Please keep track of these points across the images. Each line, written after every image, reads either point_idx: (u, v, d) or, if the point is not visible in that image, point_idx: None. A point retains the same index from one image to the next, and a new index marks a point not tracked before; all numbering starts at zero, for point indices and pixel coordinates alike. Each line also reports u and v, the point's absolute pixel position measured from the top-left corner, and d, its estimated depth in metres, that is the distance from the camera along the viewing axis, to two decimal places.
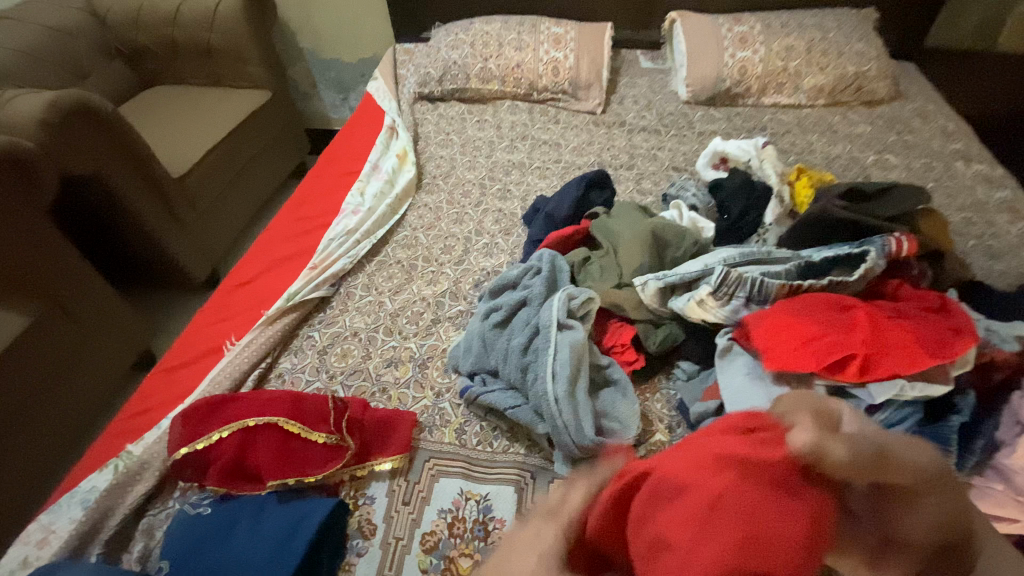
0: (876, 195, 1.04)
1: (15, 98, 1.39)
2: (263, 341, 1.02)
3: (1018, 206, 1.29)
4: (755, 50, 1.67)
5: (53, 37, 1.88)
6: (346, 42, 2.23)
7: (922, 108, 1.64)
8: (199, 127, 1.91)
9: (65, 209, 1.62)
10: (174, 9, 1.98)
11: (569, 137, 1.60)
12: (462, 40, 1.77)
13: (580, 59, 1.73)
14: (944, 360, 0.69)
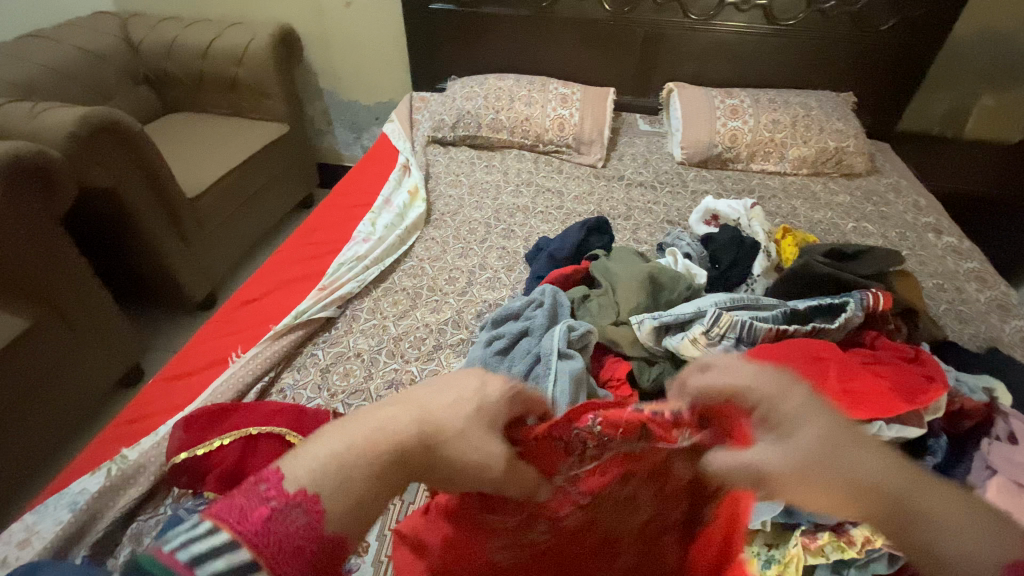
0: (856, 254, 1.12)
1: (49, 113, 1.46)
2: (267, 356, 1.04)
3: (985, 276, 1.39)
4: (744, 121, 1.82)
5: (87, 60, 1.99)
6: (365, 85, 2.37)
7: (897, 183, 1.78)
8: (218, 152, 1.99)
9: (75, 219, 1.65)
10: (206, 43, 2.10)
11: (571, 186, 1.70)
12: (476, 92, 1.91)
13: (584, 118, 1.87)
14: (932, 394, 0.73)
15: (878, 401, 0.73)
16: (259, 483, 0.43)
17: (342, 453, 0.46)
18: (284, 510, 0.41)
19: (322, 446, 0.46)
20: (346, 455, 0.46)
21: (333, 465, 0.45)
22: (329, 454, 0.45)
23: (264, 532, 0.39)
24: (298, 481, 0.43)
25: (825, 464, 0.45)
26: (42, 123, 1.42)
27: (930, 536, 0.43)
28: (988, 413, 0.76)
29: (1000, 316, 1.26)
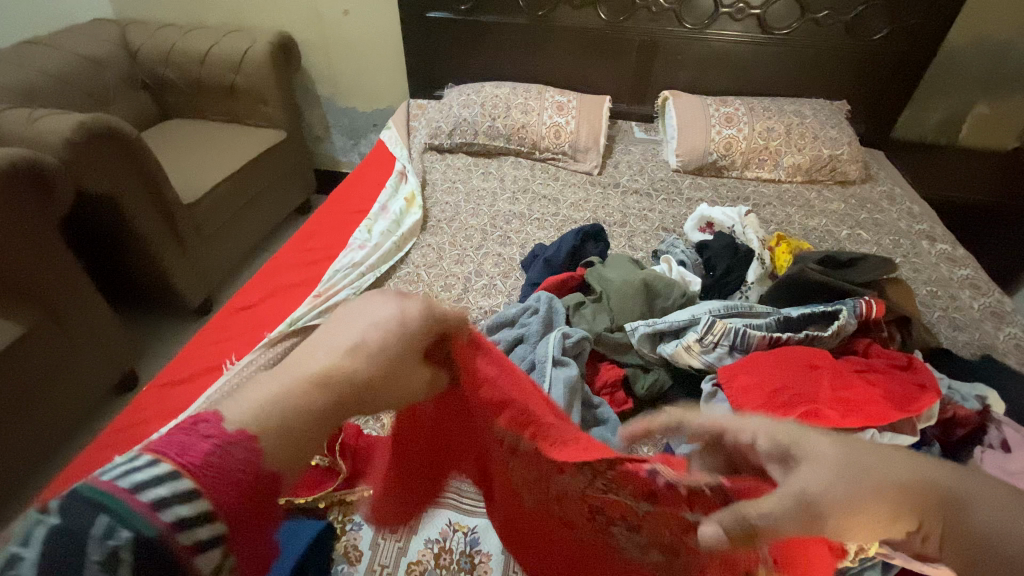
0: (849, 262, 1.13)
1: (47, 119, 1.46)
2: (262, 363, 1.04)
3: (978, 283, 1.40)
4: (739, 129, 1.84)
5: (84, 65, 1.99)
6: (363, 92, 2.38)
7: (891, 191, 1.80)
8: (215, 159, 2.00)
9: (76, 227, 1.66)
10: (204, 50, 2.11)
11: (567, 193, 1.70)
12: (473, 100, 1.92)
13: (580, 125, 1.88)
14: (924, 402, 0.74)
15: (871, 408, 0.74)
16: (197, 426, 0.38)
17: (262, 408, 0.40)
18: (229, 450, 0.37)
19: (239, 394, 0.41)
20: (275, 412, 0.40)
21: (262, 412, 0.40)
22: (253, 404, 0.40)
23: (222, 482, 0.36)
24: (233, 419, 0.39)
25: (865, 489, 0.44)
26: (39, 130, 1.42)
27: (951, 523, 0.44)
28: (980, 421, 0.77)
29: (993, 323, 1.26)
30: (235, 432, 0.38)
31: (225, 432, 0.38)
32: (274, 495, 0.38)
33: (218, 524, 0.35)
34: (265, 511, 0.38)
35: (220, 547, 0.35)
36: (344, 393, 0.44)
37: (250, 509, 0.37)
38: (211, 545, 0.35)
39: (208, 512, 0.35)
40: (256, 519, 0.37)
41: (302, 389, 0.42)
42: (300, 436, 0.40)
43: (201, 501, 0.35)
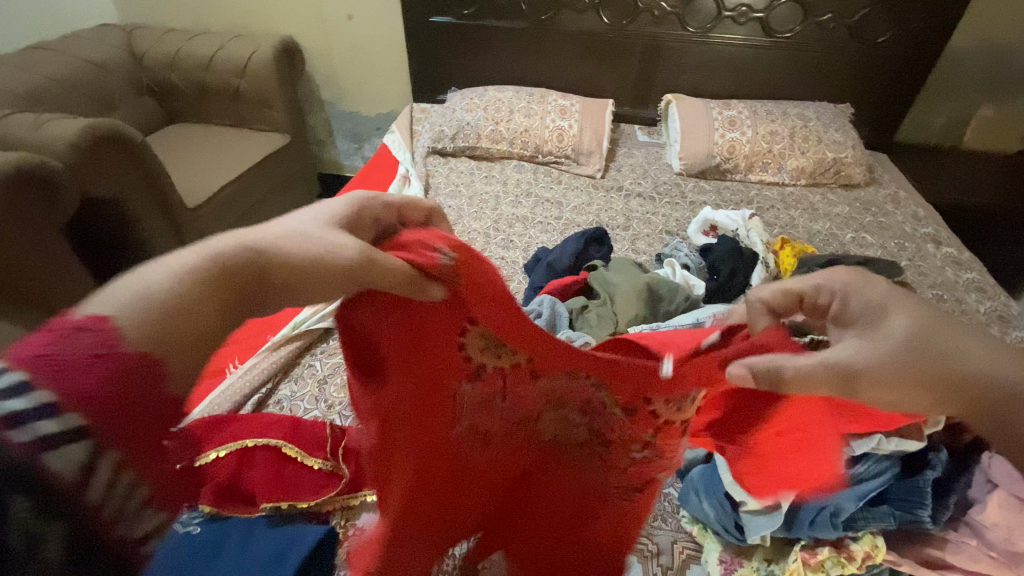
0: (854, 266, 1.12)
1: (52, 123, 1.48)
2: (266, 367, 1.04)
3: (984, 287, 1.39)
4: (742, 132, 1.83)
5: (90, 70, 2.01)
6: (366, 96, 2.39)
7: (895, 194, 1.79)
8: (219, 163, 2.01)
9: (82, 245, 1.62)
10: (209, 55, 2.12)
11: (570, 197, 1.70)
12: (476, 104, 1.92)
13: (583, 129, 1.88)
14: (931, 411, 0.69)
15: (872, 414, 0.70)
16: (40, 329, 0.29)
17: (141, 297, 0.33)
18: (78, 333, 0.30)
19: (133, 280, 0.34)
20: (172, 288, 0.35)
21: (134, 305, 0.32)
22: (139, 289, 0.34)
23: (76, 370, 0.28)
24: (92, 308, 0.31)
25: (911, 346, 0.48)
26: (44, 133, 1.44)
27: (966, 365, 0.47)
28: None
29: (999, 327, 1.25)
30: (94, 319, 0.30)
31: (69, 325, 0.30)
32: (146, 388, 0.30)
33: (69, 417, 0.28)
34: (145, 403, 0.30)
35: (80, 442, 0.28)
36: (231, 262, 0.39)
37: (109, 390, 0.29)
38: (63, 443, 0.28)
39: (49, 405, 0.27)
40: (127, 407, 0.29)
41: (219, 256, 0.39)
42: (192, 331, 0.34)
43: (37, 396, 0.27)
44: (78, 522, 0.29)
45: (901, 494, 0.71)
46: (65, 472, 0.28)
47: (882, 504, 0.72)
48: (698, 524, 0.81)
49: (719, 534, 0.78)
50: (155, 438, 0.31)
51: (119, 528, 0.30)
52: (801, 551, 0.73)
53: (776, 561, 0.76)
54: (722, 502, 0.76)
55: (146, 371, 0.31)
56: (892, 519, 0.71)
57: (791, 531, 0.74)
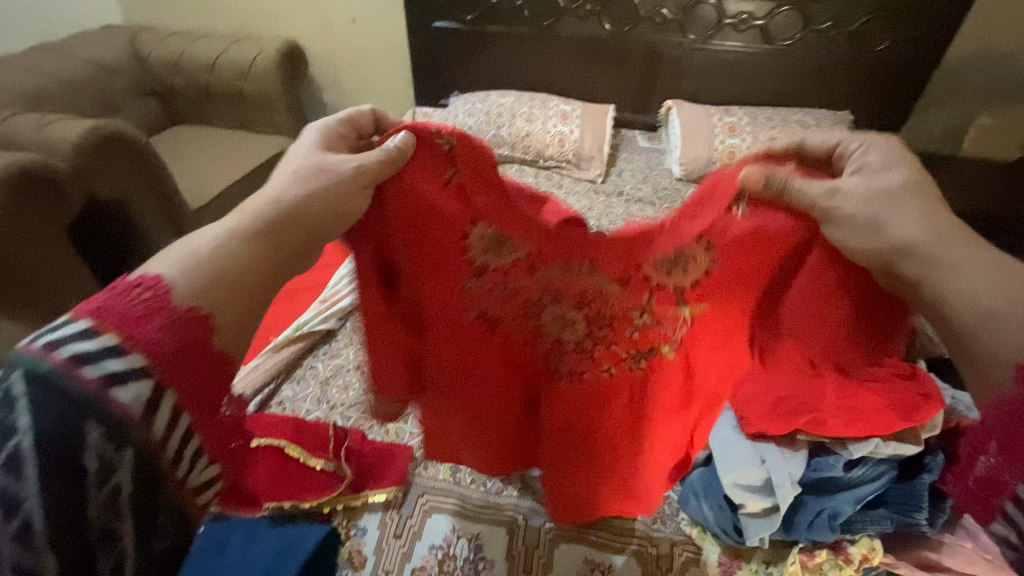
0: None
1: (57, 124, 1.49)
2: (269, 367, 1.07)
3: None
4: (742, 138, 1.85)
5: (95, 72, 2.03)
6: (368, 99, 2.40)
7: None
8: (222, 165, 2.02)
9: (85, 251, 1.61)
10: (213, 58, 2.14)
11: (571, 201, 1.72)
12: (478, 108, 1.94)
13: (584, 134, 1.90)
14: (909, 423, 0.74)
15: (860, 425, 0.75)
16: (112, 290, 0.45)
17: (186, 255, 0.51)
18: (137, 292, 0.45)
19: (184, 243, 0.53)
20: (209, 245, 0.53)
21: (183, 264, 0.49)
22: (188, 248, 0.52)
23: (135, 321, 0.44)
24: (144, 272, 0.47)
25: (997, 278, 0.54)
26: (50, 135, 1.46)
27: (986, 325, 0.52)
28: None
29: None
30: (152, 277, 0.47)
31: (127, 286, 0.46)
32: (191, 330, 0.46)
33: (132, 356, 0.42)
34: (192, 345, 0.45)
35: (140, 378, 0.41)
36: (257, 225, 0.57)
37: (165, 341, 0.44)
38: (125, 380, 0.41)
39: (115, 347, 0.41)
40: (179, 351, 0.44)
41: (234, 224, 0.56)
42: (236, 289, 0.51)
43: (104, 338, 0.41)
44: (140, 438, 0.41)
45: (898, 498, 0.74)
46: (130, 404, 0.41)
47: (880, 507, 0.75)
48: (697, 527, 0.83)
49: (718, 536, 0.80)
50: (209, 390, 0.47)
51: (169, 449, 0.44)
52: (799, 554, 0.74)
53: (774, 563, 0.78)
54: (723, 506, 0.79)
55: (193, 323, 0.46)
56: (889, 522, 0.73)
57: (790, 533, 0.76)
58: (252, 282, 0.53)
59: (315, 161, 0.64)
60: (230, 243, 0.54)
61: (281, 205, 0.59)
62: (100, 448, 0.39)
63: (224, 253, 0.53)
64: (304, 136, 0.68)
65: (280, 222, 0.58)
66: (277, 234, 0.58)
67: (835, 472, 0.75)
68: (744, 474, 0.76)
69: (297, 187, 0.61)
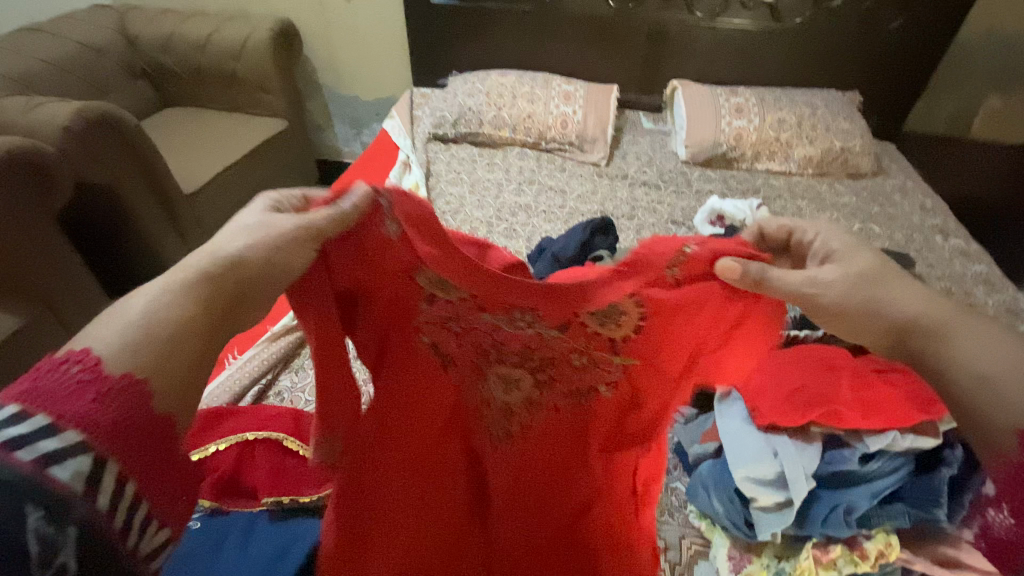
0: None
1: (43, 107, 1.44)
2: (265, 357, 1.04)
3: (993, 280, 1.38)
4: (749, 120, 1.80)
5: (82, 52, 1.96)
6: (364, 80, 2.34)
7: (903, 184, 1.76)
8: (215, 148, 1.97)
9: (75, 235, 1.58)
10: (204, 37, 2.07)
11: (574, 185, 1.67)
12: (478, 89, 1.88)
13: (587, 116, 1.85)
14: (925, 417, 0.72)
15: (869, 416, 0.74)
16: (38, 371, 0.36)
17: (126, 326, 0.40)
18: (65, 368, 0.36)
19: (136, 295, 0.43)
20: (152, 304, 0.42)
21: (128, 334, 0.39)
22: (126, 322, 0.40)
23: (63, 396, 0.35)
24: (84, 343, 0.38)
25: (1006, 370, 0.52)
26: (36, 117, 1.41)
27: (988, 396, 0.51)
28: None
29: (1008, 320, 1.25)
30: (84, 353, 0.37)
31: (54, 362, 0.36)
32: (136, 403, 0.37)
33: (68, 434, 0.33)
34: (147, 432, 0.37)
35: (81, 455, 0.33)
36: (221, 269, 0.47)
37: (114, 410, 0.36)
38: (64, 456, 0.32)
39: (56, 427, 0.33)
40: (125, 423, 0.36)
41: (196, 274, 0.46)
42: (184, 336, 0.42)
43: (38, 419, 0.33)
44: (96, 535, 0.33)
45: (916, 493, 0.71)
46: (69, 483, 0.32)
47: (897, 502, 0.72)
48: (706, 519, 0.80)
49: (727, 529, 0.77)
50: (159, 454, 0.38)
51: (128, 538, 0.35)
52: (812, 548, 0.71)
53: (787, 558, 0.74)
54: (733, 499, 0.76)
55: (138, 399, 0.37)
56: (906, 518, 0.70)
57: (803, 528, 0.72)
58: (199, 338, 0.43)
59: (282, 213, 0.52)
60: (177, 297, 0.43)
61: (245, 259, 0.48)
62: (42, 532, 0.29)
63: (168, 314, 0.42)
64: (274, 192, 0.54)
65: (227, 276, 0.47)
66: (226, 279, 0.47)
67: (849, 465, 0.74)
68: (754, 467, 0.74)
69: (250, 240, 0.49)
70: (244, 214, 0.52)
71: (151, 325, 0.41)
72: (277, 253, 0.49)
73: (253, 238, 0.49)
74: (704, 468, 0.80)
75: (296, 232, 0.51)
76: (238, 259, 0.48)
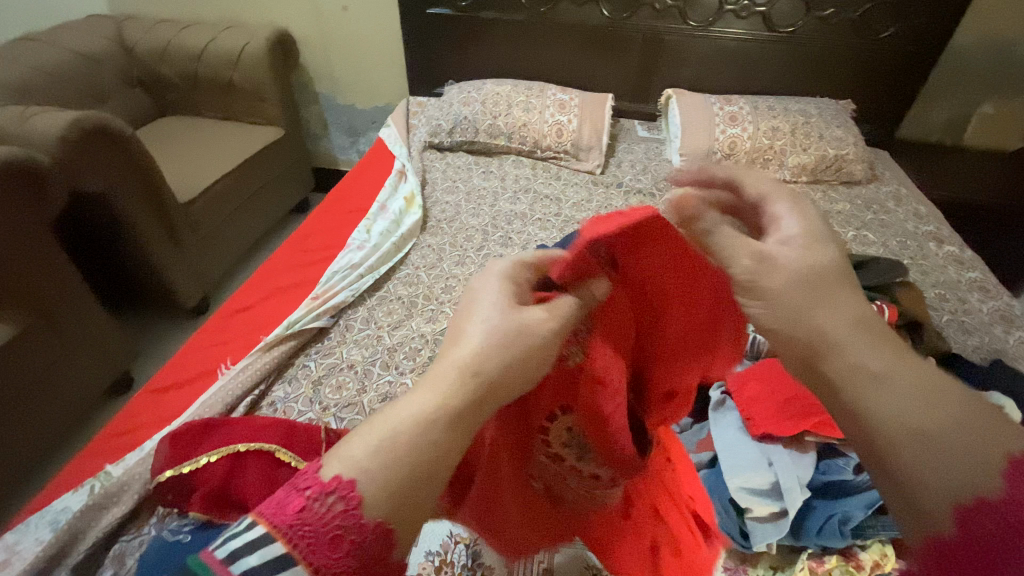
0: (859, 265, 1.12)
1: (40, 117, 1.44)
2: (259, 367, 1.03)
3: (987, 286, 1.38)
4: (743, 128, 1.81)
5: (79, 61, 1.96)
6: (360, 89, 2.35)
7: (896, 191, 1.77)
8: (212, 157, 1.97)
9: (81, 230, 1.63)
10: (201, 46, 2.08)
11: (569, 193, 1.68)
12: (473, 98, 1.89)
13: (583, 124, 1.86)
14: None
15: None
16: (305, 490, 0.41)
17: (385, 441, 0.43)
18: (326, 501, 0.41)
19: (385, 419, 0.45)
20: (408, 429, 0.44)
21: (373, 461, 0.42)
22: (387, 432, 0.44)
23: (322, 542, 0.39)
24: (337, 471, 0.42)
25: (942, 422, 0.39)
26: (32, 126, 1.41)
27: (922, 453, 0.38)
28: None
29: (1003, 327, 1.25)
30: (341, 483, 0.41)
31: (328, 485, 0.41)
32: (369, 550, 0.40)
33: None
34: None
35: None
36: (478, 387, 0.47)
37: (348, 562, 0.40)
38: None
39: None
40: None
41: (444, 390, 0.46)
42: (421, 468, 0.43)
43: (291, 564, 0.38)
44: None
45: None
46: None
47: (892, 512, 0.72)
48: None
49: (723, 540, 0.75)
50: None
51: None
52: (807, 559, 0.71)
53: (782, 569, 0.73)
54: (728, 508, 0.75)
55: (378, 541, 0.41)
56: None
57: (799, 539, 0.72)
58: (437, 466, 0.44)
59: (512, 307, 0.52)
60: (432, 415, 0.45)
61: (488, 369, 0.48)
62: None
63: (425, 442, 0.44)
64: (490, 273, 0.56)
65: (480, 387, 0.48)
66: (481, 400, 0.48)
67: (844, 475, 0.74)
68: (750, 478, 0.74)
69: (500, 354, 0.49)
70: (494, 309, 0.52)
71: (400, 441, 0.44)
72: (527, 367, 0.50)
73: (491, 347, 0.49)
74: (698, 478, 0.80)
75: (523, 336, 0.50)
76: (492, 376, 0.48)
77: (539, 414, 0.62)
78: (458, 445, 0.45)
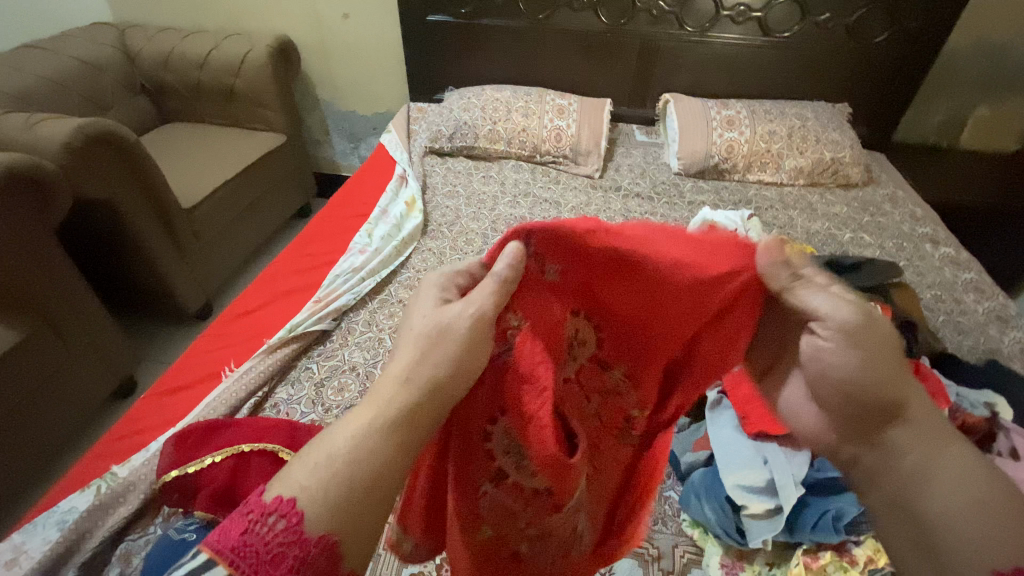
0: (853, 266, 1.13)
1: (45, 124, 1.46)
2: (262, 370, 1.05)
3: (982, 287, 1.40)
4: (740, 132, 1.83)
5: (83, 69, 1.99)
6: (361, 96, 2.37)
7: (893, 194, 1.79)
8: (215, 163, 1.99)
9: (87, 233, 1.65)
10: (204, 54, 2.10)
11: (568, 197, 1.69)
12: (473, 104, 1.92)
13: (581, 129, 1.88)
14: None
15: None
16: (246, 512, 0.46)
17: (325, 460, 0.48)
18: (266, 521, 0.45)
19: (326, 445, 0.49)
20: (347, 449, 0.48)
21: (315, 478, 0.47)
22: (322, 460, 0.48)
23: (268, 562, 0.44)
24: (279, 492, 0.46)
25: (989, 503, 0.52)
26: (38, 133, 1.43)
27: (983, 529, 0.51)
28: (990, 428, 0.80)
29: (998, 327, 1.26)
30: (283, 503, 0.45)
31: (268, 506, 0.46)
32: (323, 562, 0.45)
33: None
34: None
35: None
36: (412, 399, 0.52)
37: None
38: None
39: None
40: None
41: (380, 408, 0.51)
42: (373, 489, 0.48)
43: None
44: None
45: None
46: None
47: None
48: (699, 527, 0.80)
49: (720, 538, 0.77)
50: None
51: None
52: (803, 555, 0.72)
53: (779, 565, 0.74)
54: (724, 506, 0.76)
55: (326, 554, 0.45)
56: None
57: (793, 535, 0.73)
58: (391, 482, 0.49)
59: (434, 310, 0.57)
60: (364, 437, 0.49)
61: (416, 385, 0.52)
62: None
63: (366, 452, 0.48)
64: (421, 288, 0.61)
65: (418, 403, 0.52)
66: (417, 415, 0.51)
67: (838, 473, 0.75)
68: (746, 475, 0.75)
69: (426, 360, 0.54)
70: (418, 316, 0.57)
71: (342, 464, 0.48)
72: (463, 364, 0.54)
73: (416, 352, 0.54)
74: (696, 476, 0.81)
75: (444, 334, 0.55)
76: (430, 390, 0.52)
77: (480, 418, 0.58)
78: (396, 468, 0.49)
